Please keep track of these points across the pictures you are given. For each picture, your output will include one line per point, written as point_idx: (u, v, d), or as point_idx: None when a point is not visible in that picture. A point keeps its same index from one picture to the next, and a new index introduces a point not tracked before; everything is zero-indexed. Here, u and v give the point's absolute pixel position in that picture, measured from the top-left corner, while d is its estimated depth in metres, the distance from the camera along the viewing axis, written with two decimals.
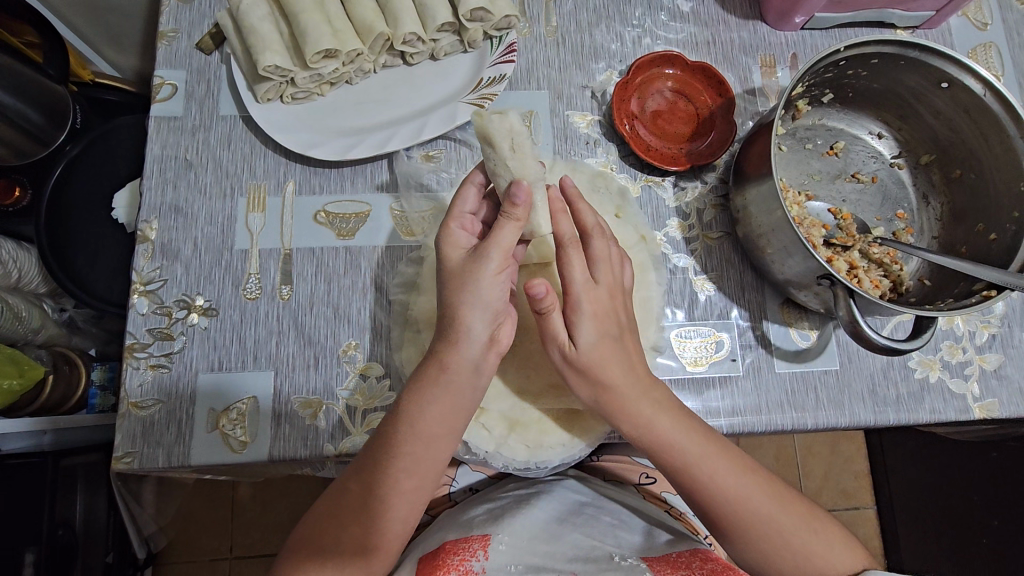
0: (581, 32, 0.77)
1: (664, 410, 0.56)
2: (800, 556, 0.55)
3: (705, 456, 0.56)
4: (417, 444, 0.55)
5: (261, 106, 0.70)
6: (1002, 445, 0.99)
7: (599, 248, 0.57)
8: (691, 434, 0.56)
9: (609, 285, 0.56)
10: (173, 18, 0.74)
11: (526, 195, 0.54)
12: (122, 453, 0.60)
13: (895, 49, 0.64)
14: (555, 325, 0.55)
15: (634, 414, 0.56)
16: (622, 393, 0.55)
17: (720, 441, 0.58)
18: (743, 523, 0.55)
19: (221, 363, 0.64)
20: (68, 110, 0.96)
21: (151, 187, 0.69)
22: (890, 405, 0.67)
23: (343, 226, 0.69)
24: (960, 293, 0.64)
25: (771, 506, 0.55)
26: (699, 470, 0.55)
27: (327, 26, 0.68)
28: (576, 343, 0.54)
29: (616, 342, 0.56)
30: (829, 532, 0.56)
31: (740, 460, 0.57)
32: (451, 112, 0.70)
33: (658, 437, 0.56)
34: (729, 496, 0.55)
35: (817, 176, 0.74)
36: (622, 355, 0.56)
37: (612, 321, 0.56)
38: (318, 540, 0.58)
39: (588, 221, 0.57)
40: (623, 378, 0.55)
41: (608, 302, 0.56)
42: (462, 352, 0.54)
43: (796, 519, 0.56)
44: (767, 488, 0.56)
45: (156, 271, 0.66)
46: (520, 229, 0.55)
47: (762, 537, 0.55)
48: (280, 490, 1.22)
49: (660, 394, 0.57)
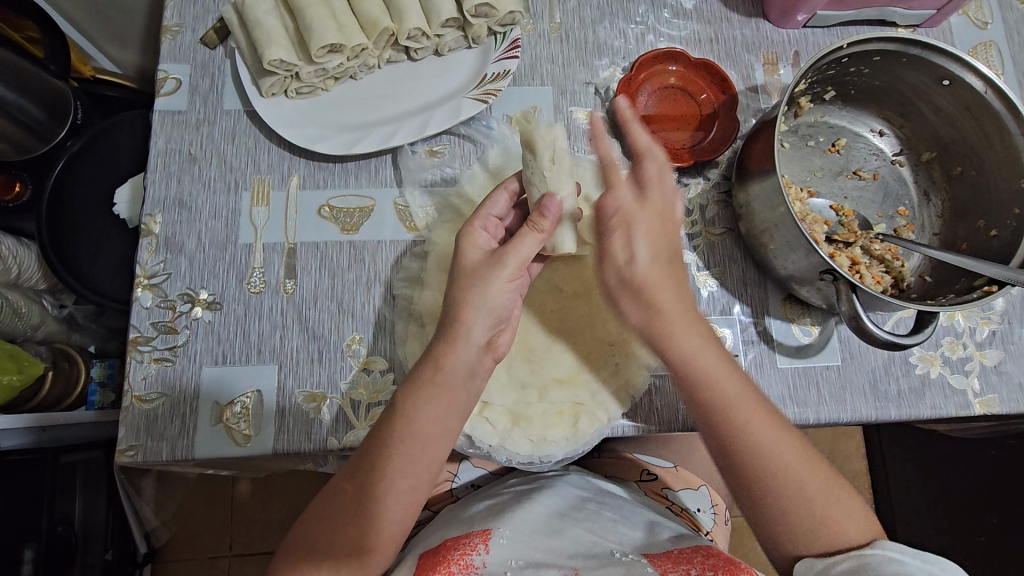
0: (585, 29, 0.78)
1: (709, 345, 0.57)
2: (814, 524, 0.55)
3: (744, 400, 0.57)
4: (411, 444, 0.55)
5: (266, 100, 0.70)
6: (1001, 442, 1.00)
7: (648, 170, 0.61)
8: (731, 376, 0.57)
9: (658, 209, 0.60)
10: (178, 13, 0.74)
11: (555, 211, 0.57)
12: (127, 446, 0.60)
13: (896, 46, 0.64)
14: (614, 247, 0.59)
15: (682, 346, 0.57)
16: (675, 325, 0.57)
17: (760, 392, 0.58)
18: (769, 477, 0.55)
19: (226, 356, 0.64)
20: (69, 105, 0.95)
21: (156, 181, 0.69)
22: (892, 401, 0.68)
23: (347, 221, 0.69)
24: (961, 289, 0.64)
25: (798, 464, 0.55)
26: (737, 411, 0.56)
27: (333, 21, 0.68)
28: (632, 263, 0.58)
29: (669, 266, 0.59)
30: (850, 502, 0.56)
31: (775, 415, 0.57)
32: (455, 107, 0.70)
33: (699, 374, 0.57)
34: (760, 445, 0.56)
35: (819, 173, 0.75)
36: (674, 279, 0.58)
37: (666, 243, 0.60)
38: (314, 543, 0.57)
39: (641, 142, 0.61)
40: (673, 304, 0.57)
41: (659, 224, 0.59)
42: (458, 353, 0.55)
43: (817, 482, 0.56)
44: (796, 448, 0.56)
45: (160, 265, 0.66)
46: (541, 241, 0.58)
47: (782, 496, 0.55)
48: (279, 487, 1.21)
49: (702, 327, 0.58)
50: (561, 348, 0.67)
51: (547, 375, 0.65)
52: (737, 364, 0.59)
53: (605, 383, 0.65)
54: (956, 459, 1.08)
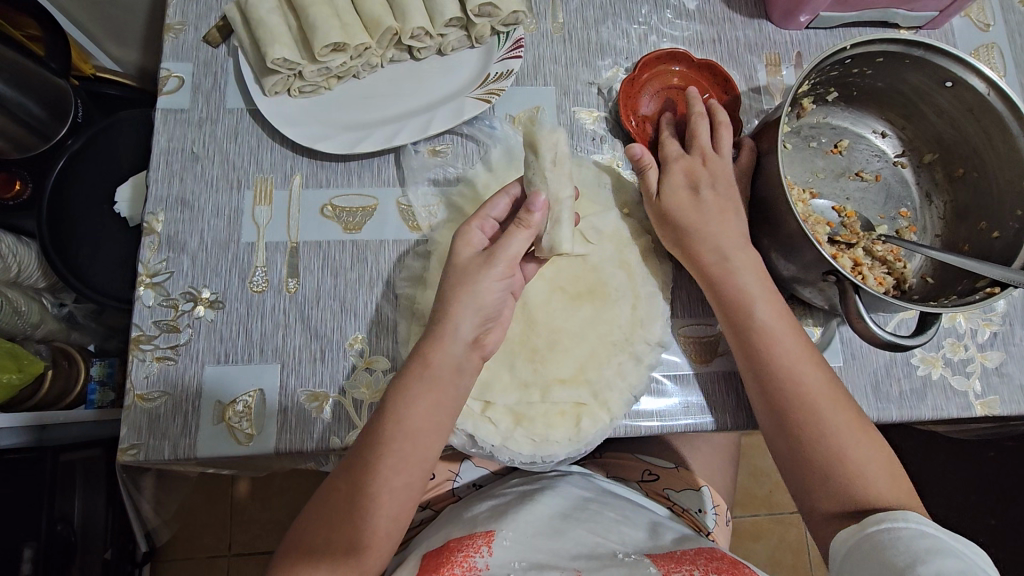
0: (588, 29, 0.78)
1: (747, 270, 0.63)
2: (828, 452, 0.57)
3: (776, 324, 0.61)
4: (404, 440, 0.55)
5: (269, 99, 0.70)
6: (999, 445, 1.02)
7: (698, 124, 0.68)
8: (770, 306, 0.62)
9: (702, 154, 0.67)
10: (180, 11, 0.74)
11: (541, 209, 0.59)
12: (128, 445, 0.60)
13: (899, 48, 0.64)
14: (650, 178, 0.67)
15: (716, 268, 0.63)
16: (702, 245, 0.64)
17: (794, 324, 0.62)
18: (791, 399, 0.59)
19: (228, 355, 0.64)
20: (70, 104, 0.95)
21: (158, 179, 0.69)
22: (893, 402, 0.68)
23: (350, 220, 0.69)
24: (963, 291, 0.64)
25: (822, 397, 0.59)
26: (766, 333, 0.61)
27: (336, 20, 0.68)
28: (659, 190, 0.66)
29: (696, 196, 0.65)
30: (873, 449, 0.58)
31: (809, 348, 0.61)
32: (458, 107, 0.70)
33: (734, 294, 0.62)
34: (785, 367, 0.60)
35: (822, 174, 0.75)
36: (705, 208, 0.64)
37: (703, 177, 0.65)
38: (311, 544, 0.57)
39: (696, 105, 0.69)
40: (702, 228, 0.64)
41: (700, 165, 0.66)
42: (446, 350, 0.56)
43: (837, 419, 0.58)
44: (822, 382, 0.59)
45: (163, 263, 0.66)
46: (529, 237, 0.59)
47: (800, 424, 0.59)
48: (279, 486, 1.21)
49: (746, 255, 0.63)
50: (563, 347, 0.66)
51: (551, 373, 0.64)
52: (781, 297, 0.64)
53: (609, 382, 0.64)
54: (953, 462, 1.08)
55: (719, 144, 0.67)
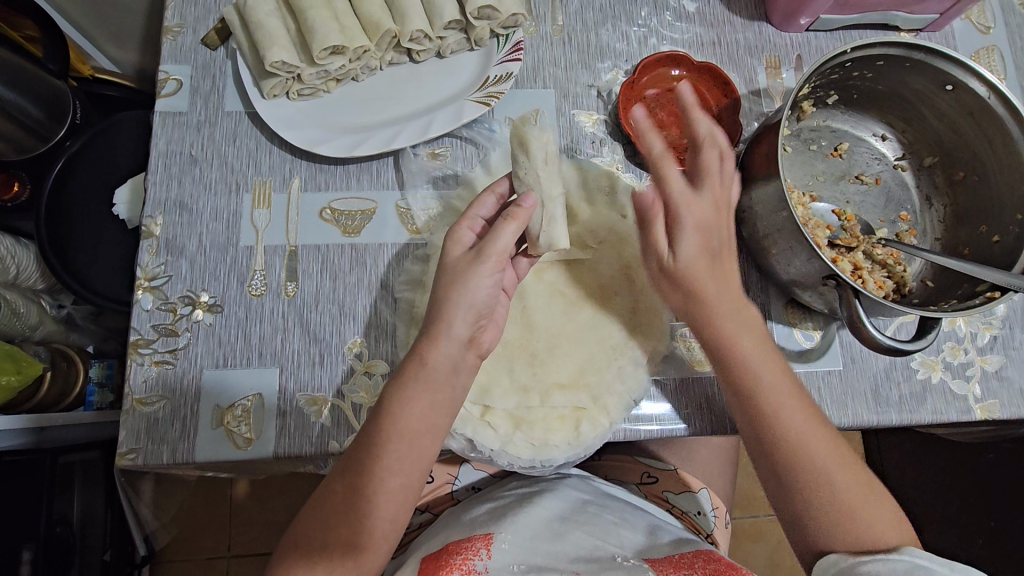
0: (587, 31, 0.77)
1: (746, 331, 0.59)
2: (846, 521, 0.54)
3: (779, 388, 0.58)
4: (401, 441, 0.55)
5: (268, 102, 0.70)
6: (997, 447, 1.02)
7: (706, 158, 0.61)
8: (771, 367, 0.58)
9: (712, 199, 0.60)
10: (179, 13, 0.74)
11: (532, 206, 0.59)
12: (126, 449, 0.60)
13: (900, 51, 0.64)
14: (658, 235, 0.61)
15: (721, 331, 0.59)
16: (717, 313, 0.59)
17: (795, 385, 0.59)
18: (803, 469, 0.56)
19: (227, 359, 0.64)
20: (69, 106, 0.95)
21: (157, 182, 0.69)
22: (893, 406, 0.68)
23: (349, 223, 0.69)
24: (963, 295, 0.64)
25: (830, 461, 0.56)
26: (771, 401, 0.57)
27: (335, 22, 0.68)
28: (675, 253, 0.59)
29: (713, 260, 0.59)
30: (881, 503, 0.56)
31: (812, 410, 0.58)
32: (457, 110, 0.70)
33: (736, 360, 0.58)
34: (795, 436, 0.56)
35: (822, 177, 0.75)
36: (717, 271, 0.59)
37: (715, 234, 0.59)
38: (307, 545, 0.57)
39: (699, 131, 0.61)
40: (714, 291, 0.59)
41: (712, 214, 0.59)
42: (440, 349, 0.56)
43: (848, 480, 0.56)
44: (829, 445, 0.56)
45: (161, 266, 0.66)
46: (518, 228, 0.59)
47: (814, 492, 0.55)
48: (278, 488, 1.21)
49: (747, 315, 0.60)
50: (563, 350, 0.67)
51: (549, 377, 0.65)
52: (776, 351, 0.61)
53: (608, 387, 0.65)
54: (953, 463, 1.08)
55: (726, 175, 0.62)
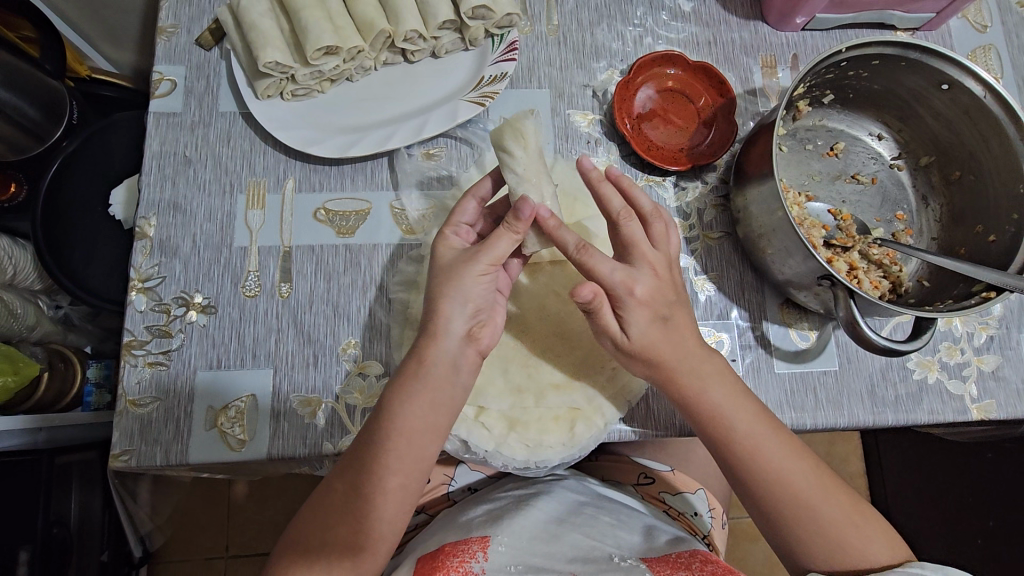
0: (583, 31, 0.77)
1: (715, 379, 0.58)
2: (836, 549, 0.55)
3: (754, 429, 0.58)
4: (398, 440, 0.54)
5: (262, 102, 0.70)
6: (998, 446, 1.00)
7: (632, 232, 0.58)
8: (743, 409, 0.58)
9: (649, 267, 0.58)
10: (173, 13, 0.74)
11: (530, 215, 0.56)
12: (120, 450, 0.60)
13: (896, 50, 0.64)
14: (608, 320, 0.57)
15: (689, 384, 0.58)
16: (677, 368, 0.58)
17: (770, 419, 0.59)
18: (785, 505, 0.57)
19: (220, 360, 0.64)
20: (66, 106, 0.95)
21: (150, 182, 0.68)
22: (889, 406, 0.67)
23: (343, 224, 0.69)
24: (960, 294, 0.64)
25: (813, 494, 0.57)
26: (743, 446, 0.57)
27: (329, 22, 0.68)
28: (628, 333, 0.57)
29: (666, 323, 0.58)
30: (871, 524, 0.57)
31: (791, 443, 0.58)
32: (452, 110, 0.70)
33: (708, 408, 0.58)
34: (771, 476, 0.57)
35: (818, 177, 0.74)
36: (673, 334, 0.58)
37: (659, 301, 0.58)
38: (307, 544, 0.57)
39: (615, 207, 0.58)
40: (675, 354, 0.58)
41: (653, 282, 0.58)
42: (440, 345, 0.56)
43: (831, 508, 0.56)
44: (811, 476, 0.57)
45: (155, 267, 0.66)
46: (518, 241, 0.57)
47: (798, 527, 0.56)
48: (276, 488, 1.21)
49: (713, 364, 0.59)
50: (557, 351, 0.67)
51: (545, 379, 0.65)
52: (746, 388, 0.60)
53: (603, 386, 0.65)
54: (952, 463, 1.07)
55: (658, 238, 0.60)
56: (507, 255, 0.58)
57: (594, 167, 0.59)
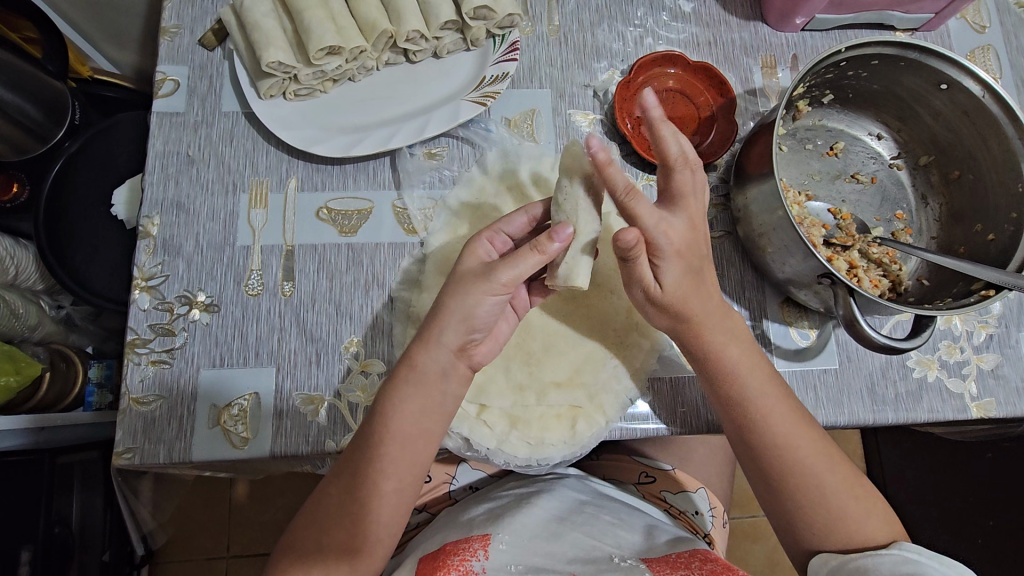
0: (583, 31, 0.78)
1: (733, 339, 0.59)
2: (834, 518, 0.56)
3: (766, 393, 0.58)
4: (393, 445, 0.55)
5: (265, 102, 0.70)
6: (997, 446, 1.01)
7: (682, 180, 0.55)
8: (758, 372, 0.59)
9: (688, 218, 0.56)
10: (176, 14, 0.74)
11: (562, 241, 0.55)
12: (124, 449, 0.60)
13: (895, 50, 0.64)
14: (643, 269, 0.55)
15: (712, 338, 0.59)
16: (704, 324, 0.58)
17: (783, 387, 0.60)
18: (790, 471, 0.57)
19: (223, 358, 0.64)
20: (68, 106, 0.95)
21: (154, 182, 0.69)
22: (889, 404, 0.68)
23: (346, 223, 0.69)
24: (958, 293, 0.65)
25: (819, 462, 0.57)
26: (755, 407, 0.58)
27: (331, 23, 0.68)
28: (661, 283, 0.56)
29: (693, 276, 0.57)
30: (869, 501, 0.57)
31: (799, 412, 0.59)
32: (454, 110, 0.70)
33: (723, 368, 0.59)
34: (780, 441, 0.58)
35: (818, 176, 0.75)
36: (699, 287, 0.57)
37: (694, 253, 0.56)
38: (303, 548, 0.57)
39: (672, 153, 0.53)
40: (702, 307, 0.58)
41: (689, 235, 0.56)
42: (431, 354, 0.55)
43: (835, 477, 0.57)
44: (816, 445, 0.58)
45: (158, 266, 0.66)
46: (542, 263, 0.56)
47: (800, 494, 0.57)
48: (278, 488, 1.21)
49: (730, 321, 0.60)
50: (559, 348, 0.67)
51: (546, 376, 0.65)
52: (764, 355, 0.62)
53: (604, 384, 0.65)
54: (952, 463, 1.08)
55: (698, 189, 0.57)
56: (524, 278, 0.56)
57: (657, 105, 0.51)
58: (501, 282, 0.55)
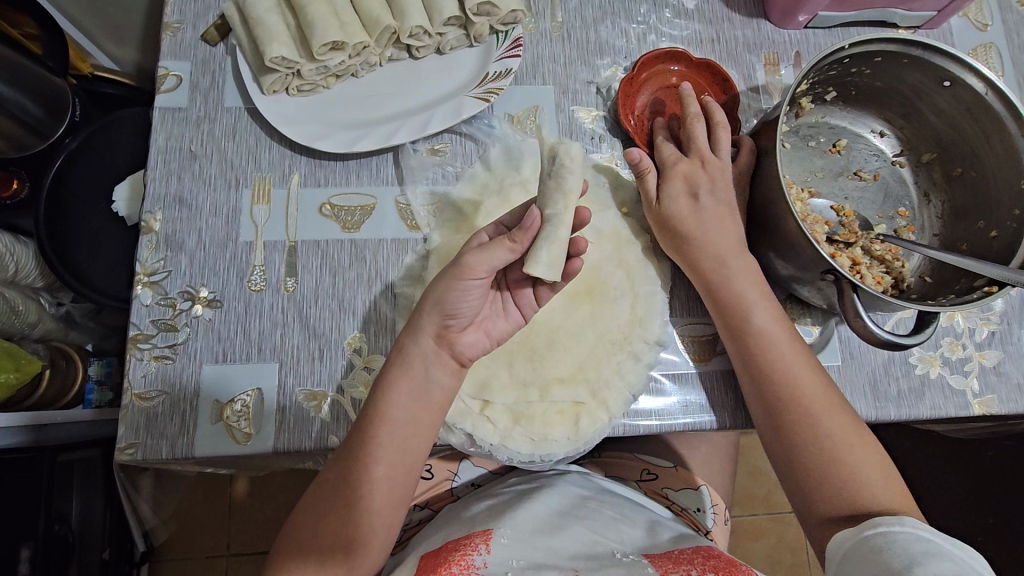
0: (586, 28, 0.78)
1: (743, 275, 0.63)
2: (827, 459, 0.58)
3: (772, 328, 0.62)
4: (382, 428, 0.56)
5: (268, 98, 0.70)
6: (999, 445, 1.03)
7: (695, 125, 0.67)
8: (766, 308, 0.62)
9: (699, 159, 0.66)
10: (178, 10, 0.74)
11: (529, 226, 0.56)
12: (126, 444, 0.60)
13: (898, 48, 0.64)
14: (647, 182, 0.67)
15: (716, 270, 0.63)
16: (704, 255, 0.64)
17: (792, 330, 0.63)
18: (788, 408, 0.60)
19: (226, 354, 0.64)
20: (68, 103, 0.95)
21: (156, 178, 0.68)
22: (891, 401, 0.68)
23: (349, 219, 0.69)
24: (961, 290, 0.64)
25: (817, 403, 0.60)
26: (757, 341, 0.62)
27: (335, 19, 0.68)
28: (659, 199, 0.66)
29: (696, 203, 0.65)
30: (868, 456, 0.58)
31: (805, 355, 0.62)
32: (457, 106, 0.70)
33: (731, 301, 0.63)
34: (780, 376, 0.61)
35: (820, 174, 0.75)
36: (705, 215, 0.64)
37: (699, 185, 0.65)
38: (299, 543, 0.57)
39: (692, 106, 0.68)
40: (702, 232, 0.64)
41: (697, 170, 0.66)
42: (414, 342, 0.58)
43: (832, 421, 0.59)
44: (818, 388, 0.60)
45: (160, 262, 0.66)
46: (515, 254, 0.57)
47: (794, 429, 0.59)
48: (277, 486, 1.21)
49: (742, 260, 0.64)
50: (562, 345, 0.67)
51: (549, 372, 0.65)
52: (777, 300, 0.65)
53: (607, 381, 0.65)
54: (950, 461, 1.08)
55: (717, 145, 0.67)
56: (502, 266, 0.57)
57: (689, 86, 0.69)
58: (476, 270, 0.55)
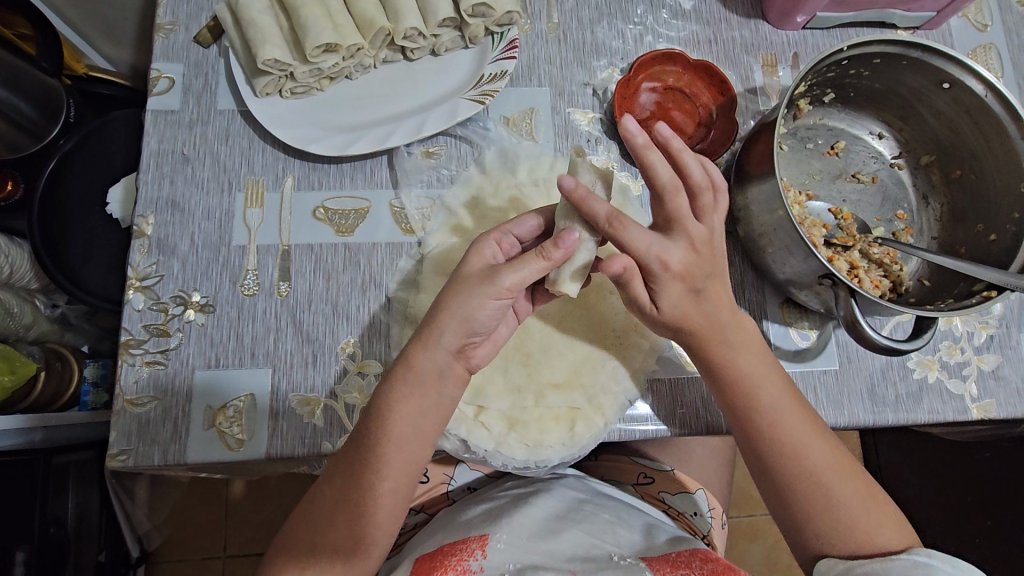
0: (583, 29, 0.77)
1: (746, 348, 0.59)
2: (842, 526, 0.56)
3: (778, 401, 0.58)
4: (389, 446, 0.54)
5: (261, 100, 0.69)
6: (994, 446, 1.01)
7: (677, 202, 0.53)
8: (770, 381, 0.59)
9: (687, 243, 0.54)
10: (171, 10, 0.74)
11: (568, 247, 0.52)
12: (118, 450, 0.59)
13: (897, 49, 0.64)
14: (638, 292, 0.55)
15: (721, 349, 0.58)
16: (709, 335, 0.57)
17: (797, 398, 0.60)
18: (799, 481, 0.57)
19: (219, 359, 0.63)
20: (62, 103, 0.95)
21: (148, 181, 0.68)
22: (889, 405, 0.67)
23: (343, 222, 0.69)
24: (959, 294, 0.64)
25: (828, 473, 0.57)
26: (765, 417, 0.58)
27: (328, 20, 0.67)
28: (658, 307, 0.56)
29: (699, 296, 0.56)
30: (882, 513, 0.57)
31: (813, 422, 0.59)
32: (452, 108, 0.70)
33: (735, 376, 0.58)
34: (789, 450, 0.57)
35: (818, 176, 0.74)
36: (708, 305, 0.56)
37: (698, 273, 0.55)
38: (297, 549, 0.57)
39: (663, 179, 0.52)
40: (706, 322, 0.57)
41: (690, 258, 0.54)
42: (427, 356, 0.54)
43: (845, 489, 0.57)
44: (827, 455, 0.58)
45: (152, 266, 0.66)
46: (547, 269, 0.54)
47: (807, 502, 0.57)
48: (274, 488, 1.20)
49: (743, 332, 0.58)
50: (557, 349, 0.67)
51: (544, 377, 0.65)
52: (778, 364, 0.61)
53: (604, 387, 0.64)
54: (949, 462, 1.08)
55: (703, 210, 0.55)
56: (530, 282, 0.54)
57: (637, 132, 0.50)
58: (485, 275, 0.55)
